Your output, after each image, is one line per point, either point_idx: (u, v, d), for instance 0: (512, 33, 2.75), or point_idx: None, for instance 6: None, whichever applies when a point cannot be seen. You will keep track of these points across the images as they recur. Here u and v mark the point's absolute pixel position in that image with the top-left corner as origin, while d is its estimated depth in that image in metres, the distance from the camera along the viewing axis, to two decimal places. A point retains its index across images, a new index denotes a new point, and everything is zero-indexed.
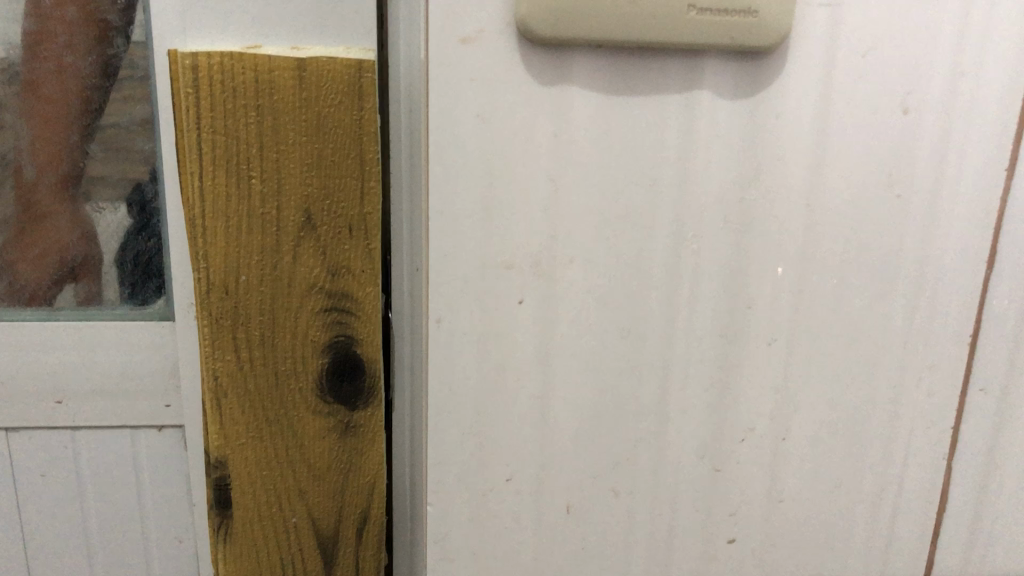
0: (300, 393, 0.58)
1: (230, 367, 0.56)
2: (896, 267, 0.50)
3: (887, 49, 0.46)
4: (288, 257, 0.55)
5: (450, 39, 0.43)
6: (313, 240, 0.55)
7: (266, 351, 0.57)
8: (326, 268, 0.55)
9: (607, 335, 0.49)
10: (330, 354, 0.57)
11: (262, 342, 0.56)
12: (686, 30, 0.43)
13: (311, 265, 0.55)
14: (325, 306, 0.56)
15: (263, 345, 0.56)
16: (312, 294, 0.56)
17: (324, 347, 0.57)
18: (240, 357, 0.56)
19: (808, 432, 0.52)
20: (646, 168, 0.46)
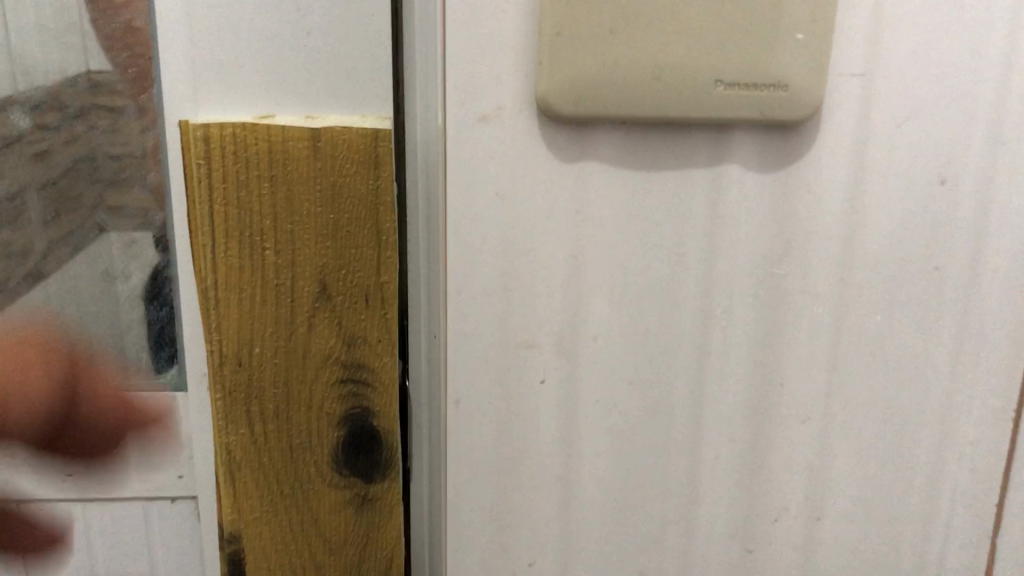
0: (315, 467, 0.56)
1: (244, 440, 0.55)
2: (934, 342, 0.48)
3: (923, 118, 0.44)
4: (302, 329, 0.53)
5: (468, 117, 0.42)
6: (328, 311, 0.53)
7: (281, 423, 0.55)
8: (342, 340, 0.54)
9: (634, 414, 0.47)
10: (346, 426, 0.55)
11: (277, 415, 0.55)
12: (712, 106, 0.42)
13: (326, 337, 0.53)
14: (341, 377, 0.54)
15: (278, 418, 0.55)
16: (327, 365, 0.54)
17: (340, 419, 0.55)
18: (254, 431, 0.55)
19: (845, 511, 0.50)
20: (672, 243, 0.45)
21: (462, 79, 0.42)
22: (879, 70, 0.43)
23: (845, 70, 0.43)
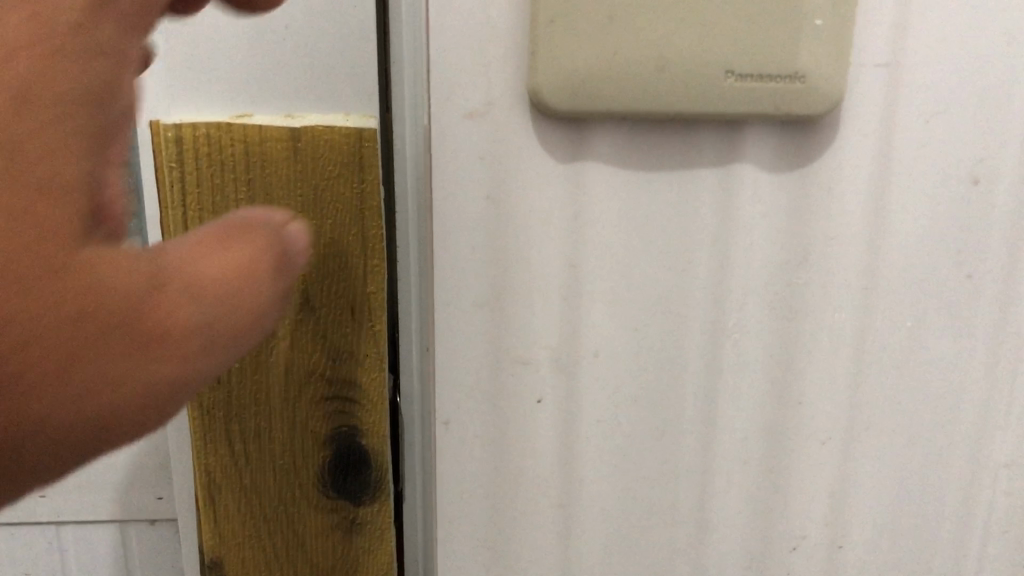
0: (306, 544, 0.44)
1: (233, 506, 0.43)
2: (968, 355, 0.43)
3: (954, 112, 0.40)
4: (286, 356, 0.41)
5: (454, 113, 0.39)
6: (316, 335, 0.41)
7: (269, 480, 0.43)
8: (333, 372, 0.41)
9: (639, 435, 0.43)
10: (339, 483, 0.43)
11: (262, 470, 0.42)
12: (723, 99, 0.38)
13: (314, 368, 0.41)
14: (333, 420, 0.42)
15: (265, 475, 0.42)
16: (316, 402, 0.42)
17: (331, 473, 0.43)
18: (245, 496, 0.43)
19: (868, 539, 0.46)
20: (680, 249, 0.41)
21: (447, 71, 0.38)
22: (905, 60, 0.39)
23: (868, 60, 0.39)
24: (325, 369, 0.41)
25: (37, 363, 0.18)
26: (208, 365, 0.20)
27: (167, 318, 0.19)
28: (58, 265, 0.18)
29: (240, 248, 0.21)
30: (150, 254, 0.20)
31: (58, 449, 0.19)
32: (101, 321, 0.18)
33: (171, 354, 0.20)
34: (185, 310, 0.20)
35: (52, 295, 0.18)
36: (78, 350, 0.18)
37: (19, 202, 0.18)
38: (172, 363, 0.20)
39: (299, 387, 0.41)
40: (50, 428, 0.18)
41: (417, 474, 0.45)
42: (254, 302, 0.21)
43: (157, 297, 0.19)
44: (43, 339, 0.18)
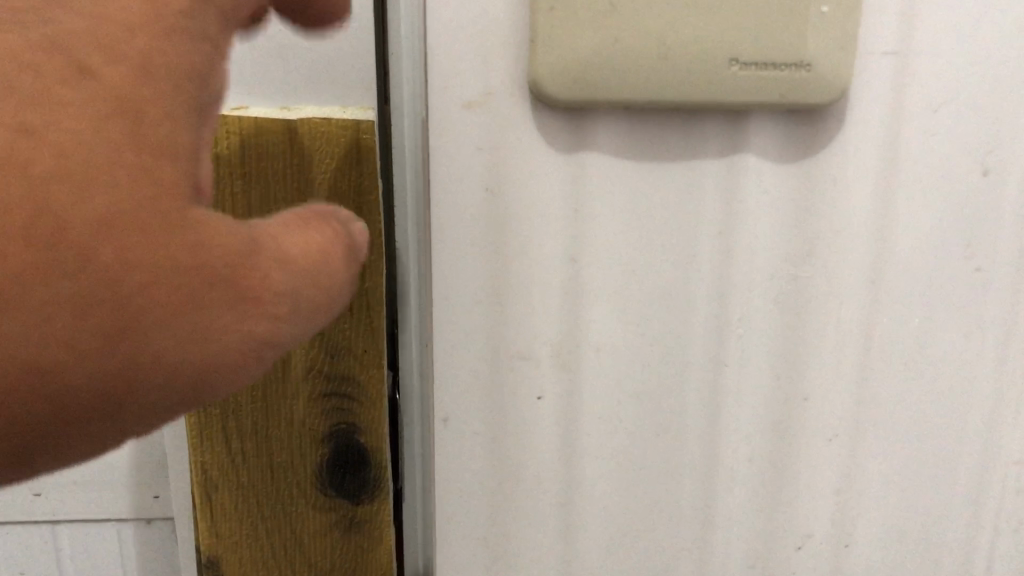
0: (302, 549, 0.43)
1: (229, 505, 0.42)
2: (977, 350, 0.43)
3: (964, 101, 0.39)
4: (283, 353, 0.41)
5: (452, 102, 0.38)
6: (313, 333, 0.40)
7: (265, 478, 0.42)
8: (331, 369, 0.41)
9: (642, 433, 0.43)
10: (340, 480, 0.42)
11: (260, 468, 0.42)
12: (727, 88, 0.37)
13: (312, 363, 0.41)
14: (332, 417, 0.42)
15: (263, 473, 0.42)
16: (315, 400, 0.41)
17: (332, 471, 0.42)
18: (243, 493, 0.42)
19: (876, 538, 0.45)
20: (683, 242, 0.40)
21: (445, 59, 0.37)
22: (914, 48, 0.38)
23: (876, 48, 0.38)
24: (323, 366, 0.41)
25: (142, 311, 0.20)
26: (290, 329, 0.22)
27: (260, 283, 0.21)
28: (167, 221, 0.20)
29: (317, 232, 0.24)
30: (243, 227, 0.22)
31: (151, 397, 0.21)
32: (205, 275, 0.20)
33: (260, 316, 0.21)
34: (273, 277, 0.22)
35: (158, 248, 0.20)
36: (183, 300, 0.20)
37: (135, 159, 0.20)
38: (261, 323, 0.21)
39: (297, 384, 0.41)
40: (148, 372, 0.20)
41: (418, 471, 0.47)
42: (326, 279, 0.23)
43: (251, 263, 0.21)
44: (156, 290, 0.20)
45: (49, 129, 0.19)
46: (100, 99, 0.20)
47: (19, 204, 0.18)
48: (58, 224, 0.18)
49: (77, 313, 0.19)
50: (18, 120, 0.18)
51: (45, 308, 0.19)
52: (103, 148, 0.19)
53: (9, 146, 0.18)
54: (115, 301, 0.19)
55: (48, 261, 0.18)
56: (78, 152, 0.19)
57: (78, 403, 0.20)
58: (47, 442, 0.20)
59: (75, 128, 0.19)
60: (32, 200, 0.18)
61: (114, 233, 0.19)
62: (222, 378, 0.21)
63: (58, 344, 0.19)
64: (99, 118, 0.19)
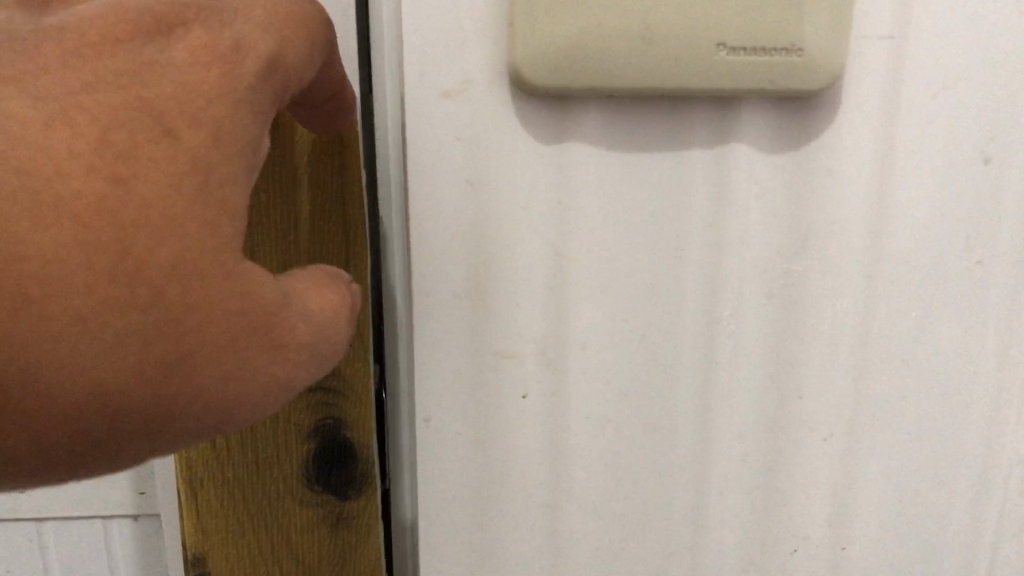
0: (290, 543, 0.42)
1: (215, 500, 0.41)
2: (978, 346, 0.41)
3: (965, 87, 0.38)
4: None
5: (430, 91, 0.36)
6: None
7: (253, 472, 0.41)
8: None
9: (631, 432, 0.41)
10: (328, 474, 0.41)
11: (247, 462, 0.40)
12: (715, 74, 0.35)
13: None
14: (320, 409, 0.40)
15: (249, 467, 0.41)
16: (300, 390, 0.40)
17: (319, 464, 0.41)
18: (228, 490, 0.41)
19: (874, 540, 0.44)
20: (671, 235, 0.39)
21: (421, 46, 0.35)
22: (913, 30, 0.37)
23: (873, 31, 0.37)
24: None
25: (198, 349, 0.23)
26: (305, 372, 0.25)
27: (287, 334, 0.25)
28: (225, 271, 0.23)
29: (331, 292, 0.27)
30: (275, 282, 0.25)
31: (187, 425, 0.23)
32: (249, 323, 0.23)
33: (284, 361, 0.24)
34: (296, 328, 0.25)
35: (224, 294, 0.23)
36: (230, 343, 0.23)
37: (203, 213, 0.23)
38: (283, 367, 0.24)
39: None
40: (197, 402, 0.23)
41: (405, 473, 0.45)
42: (339, 329, 0.27)
43: (282, 317, 0.25)
44: (211, 329, 0.23)
45: (135, 179, 0.22)
46: (175, 156, 0.22)
47: (107, 243, 0.21)
48: (136, 263, 0.21)
49: (145, 343, 0.22)
50: (116, 171, 0.21)
51: (121, 338, 0.21)
52: (177, 201, 0.22)
53: (101, 193, 0.21)
54: (177, 338, 0.22)
55: (123, 298, 0.21)
56: (157, 203, 0.22)
57: (127, 421, 0.22)
58: (94, 455, 0.22)
59: (155, 181, 0.22)
60: (120, 240, 0.21)
61: (178, 280, 0.22)
62: (249, 410, 0.24)
63: (121, 372, 0.22)
64: (176, 174, 0.22)
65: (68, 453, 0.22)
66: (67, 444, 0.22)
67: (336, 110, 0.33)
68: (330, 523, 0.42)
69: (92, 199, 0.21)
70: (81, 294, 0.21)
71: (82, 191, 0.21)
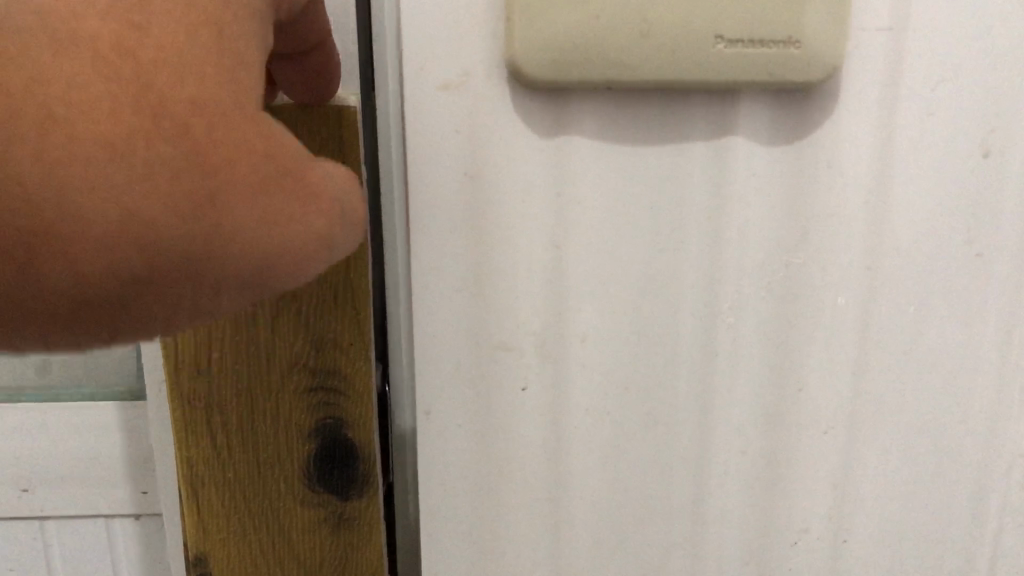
0: (291, 543, 0.41)
1: (214, 497, 0.40)
2: (979, 339, 0.41)
3: (963, 79, 0.38)
4: (264, 336, 0.39)
5: (428, 84, 0.36)
6: (296, 313, 0.39)
7: (254, 467, 0.40)
8: (314, 355, 0.39)
9: (632, 425, 0.41)
10: (330, 465, 0.41)
11: (248, 457, 0.40)
12: (712, 67, 0.36)
13: (294, 347, 0.39)
14: (320, 408, 0.40)
15: (250, 460, 0.40)
16: (301, 383, 0.40)
17: (320, 460, 0.41)
18: (229, 485, 0.40)
19: (875, 534, 0.44)
20: (670, 227, 0.39)
21: (420, 39, 0.36)
22: (911, 22, 0.37)
23: (870, 24, 0.37)
24: (310, 360, 0.39)
25: (229, 182, 0.22)
26: (337, 235, 0.25)
27: (312, 184, 0.24)
28: (244, 113, 0.23)
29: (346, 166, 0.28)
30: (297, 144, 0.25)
31: (221, 273, 0.22)
32: (274, 166, 0.23)
33: (314, 213, 0.24)
34: (320, 181, 0.25)
35: (243, 130, 0.22)
36: (257, 183, 0.23)
37: (216, 59, 0.22)
38: (312, 218, 0.24)
39: (286, 378, 0.39)
40: (234, 242, 0.22)
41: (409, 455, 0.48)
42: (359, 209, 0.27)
43: (304, 170, 0.24)
44: (237, 165, 0.22)
45: (149, 26, 0.21)
46: (185, 22, 0.22)
47: (127, 73, 0.20)
48: (158, 95, 0.21)
49: (173, 174, 0.21)
50: (132, 19, 0.21)
51: (145, 171, 0.20)
52: (190, 46, 0.22)
53: (117, 36, 0.21)
54: (207, 168, 0.21)
55: (147, 129, 0.21)
56: (172, 46, 0.21)
57: (165, 264, 0.21)
58: (136, 297, 0.21)
59: (167, 30, 0.21)
60: (130, 63, 0.21)
61: (200, 115, 0.21)
62: (288, 266, 0.23)
63: (150, 200, 0.21)
64: (187, 26, 0.22)
65: (109, 287, 0.20)
66: (102, 281, 0.20)
67: (321, 64, 0.33)
68: (331, 524, 0.41)
69: (111, 40, 0.20)
70: (104, 122, 0.20)
71: (98, 39, 0.20)
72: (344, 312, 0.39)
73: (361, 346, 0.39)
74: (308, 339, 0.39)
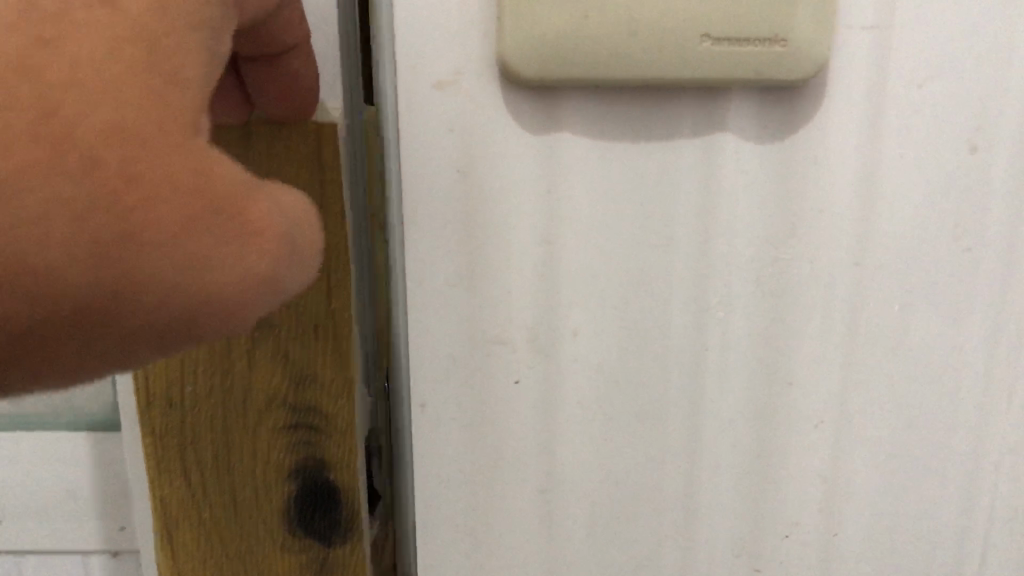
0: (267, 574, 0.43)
1: (192, 528, 0.42)
2: (967, 333, 0.41)
3: (950, 76, 0.38)
4: (241, 373, 0.40)
5: (422, 82, 0.37)
6: (272, 353, 0.40)
7: (230, 503, 0.42)
8: (291, 393, 0.40)
9: (623, 418, 0.42)
10: (305, 504, 0.42)
11: (225, 493, 0.42)
12: (700, 65, 0.36)
13: (271, 386, 0.40)
14: (298, 446, 0.41)
15: (227, 496, 0.42)
16: (279, 420, 0.41)
17: (297, 496, 0.42)
18: (205, 518, 0.42)
19: (865, 528, 0.44)
20: (659, 224, 0.39)
21: (413, 39, 0.36)
22: (896, 21, 0.37)
23: (856, 22, 0.37)
24: (287, 395, 0.40)
25: (147, 221, 0.22)
26: (276, 265, 0.25)
27: (254, 221, 0.24)
28: (171, 141, 0.23)
29: (298, 199, 0.27)
30: (239, 169, 0.25)
31: (144, 320, 0.23)
32: (204, 200, 0.23)
33: (252, 251, 0.24)
34: (264, 217, 0.25)
35: (173, 161, 0.23)
36: (182, 225, 0.23)
37: (147, 91, 0.23)
38: (244, 255, 0.24)
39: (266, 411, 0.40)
40: (157, 286, 0.22)
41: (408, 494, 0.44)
42: (306, 238, 0.27)
43: (247, 201, 0.24)
44: (157, 206, 0.22)
45: (70, 40, 0.21)
46: (115, 38, 0.22)
47: (30, 104, 0.20)
48: (67, 125, 0.21)
49: (83, 216, 0.21)
50: (44, 35, 0.21)
51: (56, 207, 0.20)
52: (119, 80, 0.22)
53: (31, 56, 0.20)
54: (120, 211, 0.21)
55: (57, 163, 0.20)
56: (90, 66, 0.21)
57: (83, 317, 0.21)
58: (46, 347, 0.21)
59: (91, 51, 0.22)
60: (44, 99, 0.20)
61: (118, 144, 0.21)
62: (216, 308, 0.24)
63: (61, 247, 0.20)
64: (112, 42, 0.22)
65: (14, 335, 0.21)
66: (10, 335, 0.20)
67: (294, 70, 0.33)
68: (315, 561, 0.43)
69: (15, 56, 0.20)
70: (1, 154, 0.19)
71: (16, 87, 0.20)
72: (322, 348, 0.40)
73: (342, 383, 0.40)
74: (287, 373, 0.40)
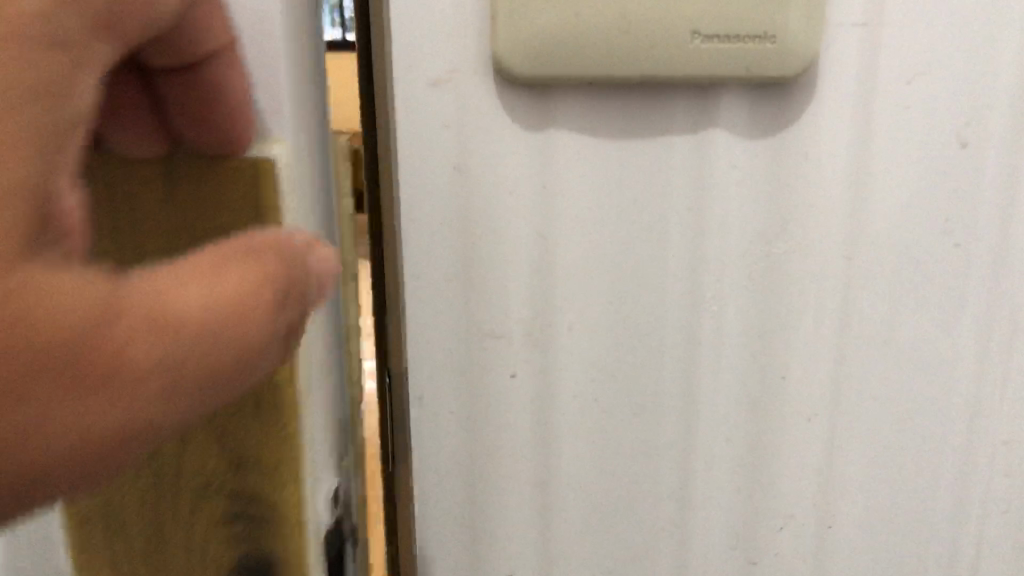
0: None
1: None
2: (958, 328, 0.42)
3: (937, 73, 0.39)
4: (172, 455, 0.37)
5: (417, 81, 0.38)
6: (205, 432, 0.37)
7: None
8: (228, 472, 0.37)
9: (618, 411, 0.42)
10: None
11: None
12: (689, 62, 0.37)
13: (204, 467, 0.37)
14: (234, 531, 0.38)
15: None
16: (217, 501, 0.38)
17: None
18: None
19: (859, 520, 0.45)
20: (652, 219, 0.40)
21: (409, 38, 0.37)
22: (885, 18, 0.38)
23: (845, 19, 0.38)
24: (223, 480, 0.37)
25: (24, 392, 0.20)
26: (173, 401, 0.23)
27: (117, 344, 0.21)
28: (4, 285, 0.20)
29: (230, 275, 0.24)
30: (106, 283, 0.21)
31: (31, 485, 0.21)
32: (78, 348, 0.20)
33: (128, 380, 0.21)
34: (141, 340, 0.21)
35: (18, 308, 0.20)
36: (64, 391, 0.20)
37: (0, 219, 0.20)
38: (125, 402, 0.21)
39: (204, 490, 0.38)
40: (27, 451, 0.21)
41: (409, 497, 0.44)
42: (221, 349, 0.23)
43: (116, 319, 0.21)
44: (40, 375, 0.20)
45: None
46: None
47: None
48: None
49: None
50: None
51: None
52: None
53: None
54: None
55: None
56: None
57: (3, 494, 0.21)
58: None
59: None
60: None
61: None
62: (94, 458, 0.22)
63: None
64: None
65: None
66: None
67: (213, 83, 0.31)
68: None
69: None
70: None
71: None
72: (259, 424, 0.37)
73: (288, 467, 0.37)
74: (223, 455, 0.37)
